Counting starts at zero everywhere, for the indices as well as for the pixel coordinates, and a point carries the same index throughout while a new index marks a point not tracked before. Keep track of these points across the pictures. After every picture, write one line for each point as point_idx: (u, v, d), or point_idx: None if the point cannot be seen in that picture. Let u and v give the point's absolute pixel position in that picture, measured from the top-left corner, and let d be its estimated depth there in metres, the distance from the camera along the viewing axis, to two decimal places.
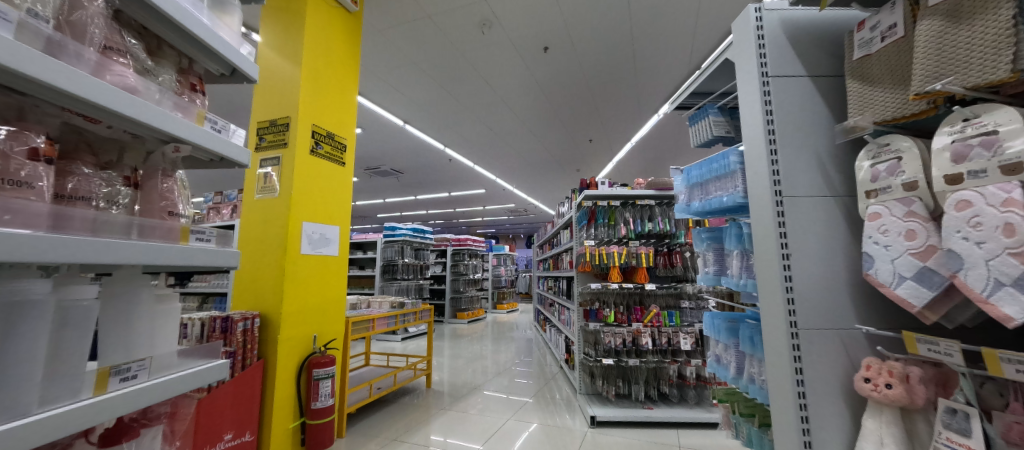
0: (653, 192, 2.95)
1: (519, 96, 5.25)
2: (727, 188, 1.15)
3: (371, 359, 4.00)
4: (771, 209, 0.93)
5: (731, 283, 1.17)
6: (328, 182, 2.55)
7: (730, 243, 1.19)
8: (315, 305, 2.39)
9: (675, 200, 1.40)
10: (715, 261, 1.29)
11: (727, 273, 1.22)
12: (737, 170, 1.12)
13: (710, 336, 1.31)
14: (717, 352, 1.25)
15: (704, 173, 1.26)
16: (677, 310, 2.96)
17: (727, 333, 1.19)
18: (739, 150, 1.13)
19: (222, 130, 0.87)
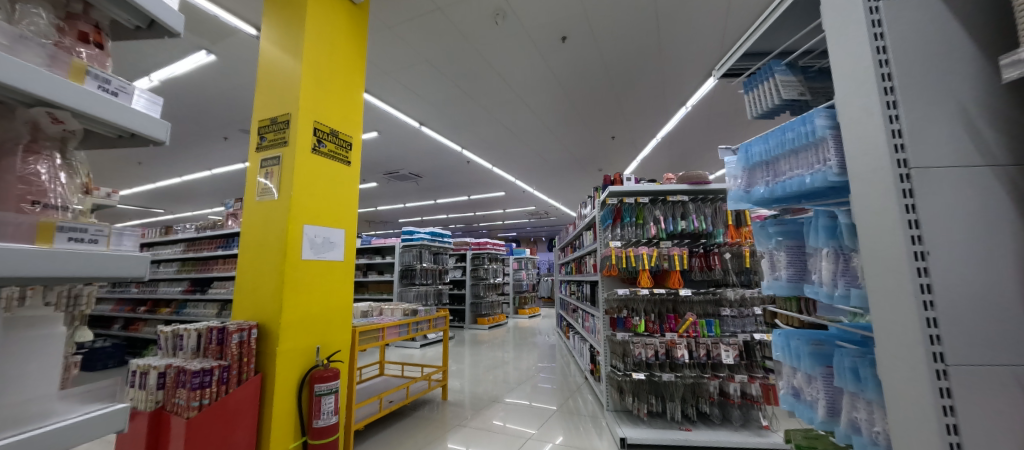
0: (685, 187, 2.66)
1: (536, 92, 5.02)
2: (812, 165, 0.89)
3: (387, 368, 3.84)
4: (894, 189, 0.70)
5: (819, 294, 0.90)
6: (332, 183, 2.39)
7: (816, 239, 0.93)
8: (318, 314, 2.22)
9: (731, 187, 1.13)
10: (791, 263, 1.01)
11: (812, 280, 0.95)
12: (829, 139, 0.85)
13: (783, 361, 1.04)
14: (796, 382, 0.98)
15: (775, 149, 1.00)
16: (716, 318, 2.61)
17: (812, 360, 0.92)
18: (830, 114, 0.86)
19: (118, 93, 0.72)
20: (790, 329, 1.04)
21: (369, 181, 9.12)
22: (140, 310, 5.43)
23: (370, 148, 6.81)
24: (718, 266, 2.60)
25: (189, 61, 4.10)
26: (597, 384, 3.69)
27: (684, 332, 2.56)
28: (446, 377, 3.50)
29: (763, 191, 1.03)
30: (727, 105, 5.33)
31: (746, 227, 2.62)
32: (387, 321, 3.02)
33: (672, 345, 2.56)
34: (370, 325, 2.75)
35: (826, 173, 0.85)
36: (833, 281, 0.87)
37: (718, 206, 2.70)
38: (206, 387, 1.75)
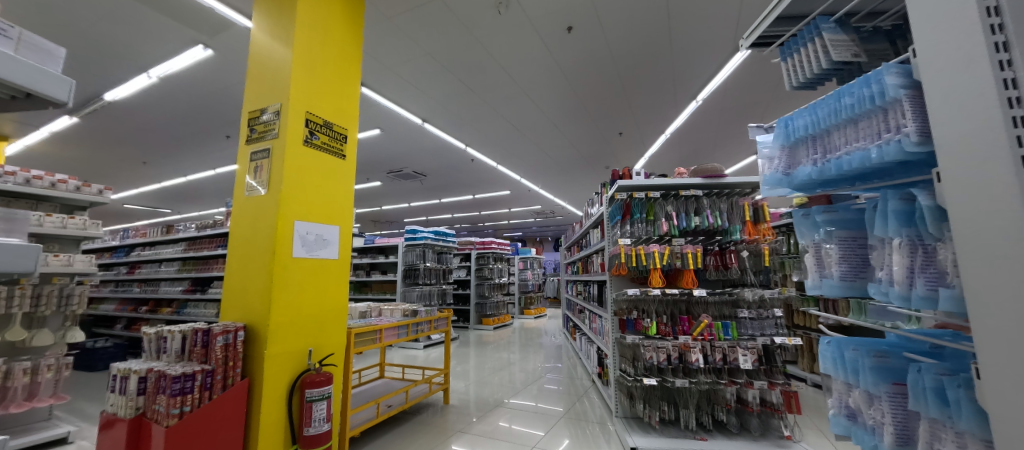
0: (700, 181, 2.53)
1: (541, 86, 4.89)
2: (874, 136, 0.76)
3: (386, 371, 3.72)
4: (1011, 156, 0.56)
5: (886, 294, 0.76)
6: (326, 177, 2.27)
7: (878, 226, 0.79)
8: (310, 315, 2.11)
9: (768, 168, 1.00)
10: (846, 257, 0.86)
11: (875, 277, 0.80)
12: (897, 103, 0.72)
13: (832, 372, 0.89)
14: (850, 399, 0.84)
15: (825, 121, 0.87)
16: (733, 320, 2.44)
17: (875, 377, 0.77)
18: (897, 73, 0.73)
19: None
20: (839, 336, 0.89)
21: (373, 180, 9.05)
22: (141, 310, 5.40)
23: (373, 147, 6.73)
24: (734, 265, 2.44)
25: (188, 57, 4.04)
26: (605, 388, 3.54)
27: (699, 335, 2.40)
28: (448, 380, 3.38)
29: (809, 172, 0.90)
30: (739, 99, 5.16)
31: (765, 224, 2.48)
32: (386, 322, 2.89)
33: (687, 349, 2.40)
34: (367, 326, 2.62)
35: (897, 144, 0.71)
36: (905, 280, 0.71)
37: (734, 201, 2.55)
38: (187, 393, 1.64)
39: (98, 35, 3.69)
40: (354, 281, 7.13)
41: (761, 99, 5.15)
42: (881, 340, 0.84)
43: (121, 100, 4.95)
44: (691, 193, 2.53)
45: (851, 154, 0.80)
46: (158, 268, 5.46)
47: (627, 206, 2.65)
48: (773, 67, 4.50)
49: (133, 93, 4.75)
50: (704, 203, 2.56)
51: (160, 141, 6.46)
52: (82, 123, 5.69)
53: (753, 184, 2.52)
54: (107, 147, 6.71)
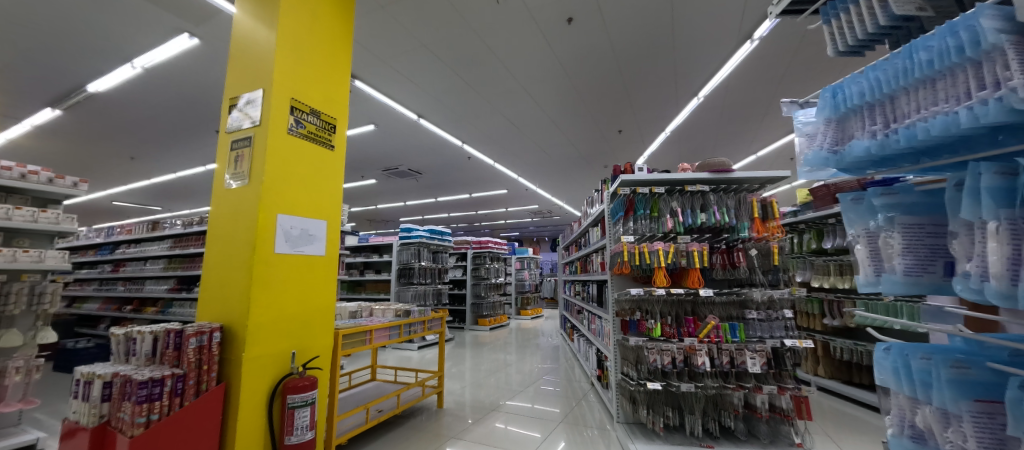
0: (707, 175, 2.42)
1: (539, 81, 4.77)
2: (965, 95, 0.56)
3: (378, 373, 3.59)
4: None
5: (982, 295, 0.56)
6: (312, 168, 2.14)
7: (966, 209, 0.59)
8: (294, 315, 1.97)
9: (808, 149, 0.80)
10: (918, 251, 0.66)
11: (962, 273, 0.61)
12: (998, 48, 0.53)
13: (888, 385, 0.73)
14: (913, 418, 0.68)
15: (889, 84, 0.67)
16: (741, 321, 2.33)
17: (950, 392, 0.61)
18: (996, 12, 0.55)
19: None
20: (899, 341, 0.73)
21: (368, 178, 8.90)
22: (125, 309, 5.22)
23: (368, 143, 6.58)
24: (742, 264, 2.33)
25: (173, 46, 3.88)
26: (605, 391, 3.42)
27: (705, 338, 2.29)
28: (442, 383, 3.24)
29: (866, 147, 0.70)
30: (740, 96, 5.07)
31: (773, 221, 2.36)
32: (377, 322, 2.73)
33: (693, 352, 2.29)
34: (358, 327, 2.47)
35: (998, 103, 0.52)
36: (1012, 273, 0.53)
37: (741, 197, 2.44)
38: (155, 401, 1.51)
39: (78, 22, 3.53)
40: (347, 281, 6.97)
41: (763, 96, 5.07)
42: (953, 347, 0.68)
43: (105, 92, 4.78)
44: (698, 188, 2.42)
45: (928, 121, 0.61)
46: (143, 266, 5.29)
47: (631, 201, 2.53)
48: (776, 63, 4.42)
49: (117, 84, 4.58)
50: (711, 198, 2.44)
51: (148, 136, 6.28)
52: (65, 116, 5.50)
53: (762, 179, 2.42)
54: (92, 142, 6.52)
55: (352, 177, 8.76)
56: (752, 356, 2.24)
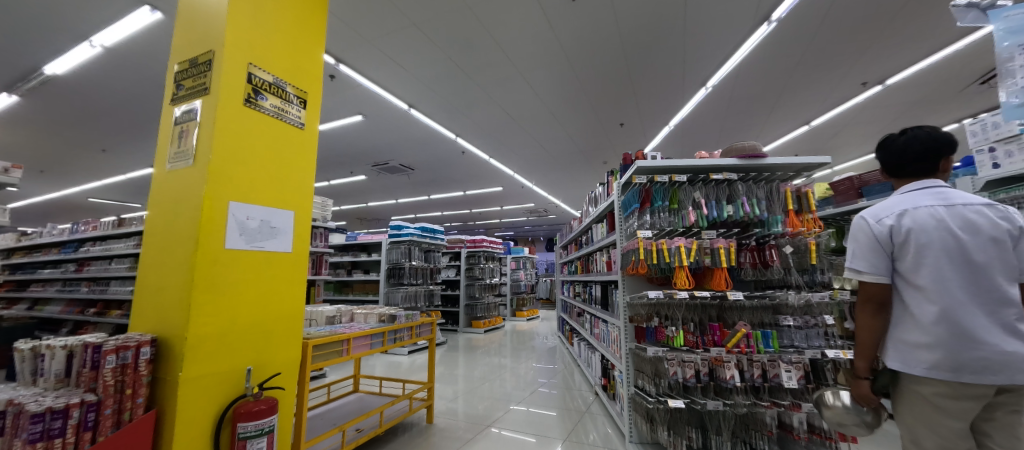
0: (734, 162, 2.12)
1: (540, 68, 4.48)
2: None
3: (361, 384, 3.24)
4: None
5: None
6: (275, 150, 1.80)
7: None
8: (251, 325, 1.63)
9: None
10: None
11: None
12: None
13: None
14: None
15: None
16: (775, 329, 2.03)
17: None
18: None
19: None
20: None
21: (357, 173, 8.51)
22: (88, 312, 4.81)
23: (356, 135, 6.22)
24: (776, 263, 2.03)
25: (136, 22, 3.52)
26: (612, 403, 3.11)
27: (734, 348, 1.98)
28: (432, 395, 2.91)
29: None
30: (750, 86, 4.81)
31: (810, 214, 2.09)
32: (358, 329, 2.38)
33: (720, 363, 1.99)
34: (334, 335, 2.13)
35: None
36: None
37: (773, 187, 2.15)
38: (54, 439, 1.16)
39: None
40: (333, 281, 6.58)
41: (773, 86, 4.82)
42: None
43: (65, 75, 4.37)
44: (724, 176, 2.12)
45: None
46: (108, 265, 4.87)
47: (647, 192, 2.22)
48: (790, 49, 4.16)
49: (77, 66, 4.18)
50: (738, 188, 2.15)
51: (118, 125, 5.84)
52: (24, 103, 5.07)
53: (797, 166, 2.12)
54: (56, 132, 6.05)
55: (340, 172, 8.37)
56: (787, 369, 1.94)
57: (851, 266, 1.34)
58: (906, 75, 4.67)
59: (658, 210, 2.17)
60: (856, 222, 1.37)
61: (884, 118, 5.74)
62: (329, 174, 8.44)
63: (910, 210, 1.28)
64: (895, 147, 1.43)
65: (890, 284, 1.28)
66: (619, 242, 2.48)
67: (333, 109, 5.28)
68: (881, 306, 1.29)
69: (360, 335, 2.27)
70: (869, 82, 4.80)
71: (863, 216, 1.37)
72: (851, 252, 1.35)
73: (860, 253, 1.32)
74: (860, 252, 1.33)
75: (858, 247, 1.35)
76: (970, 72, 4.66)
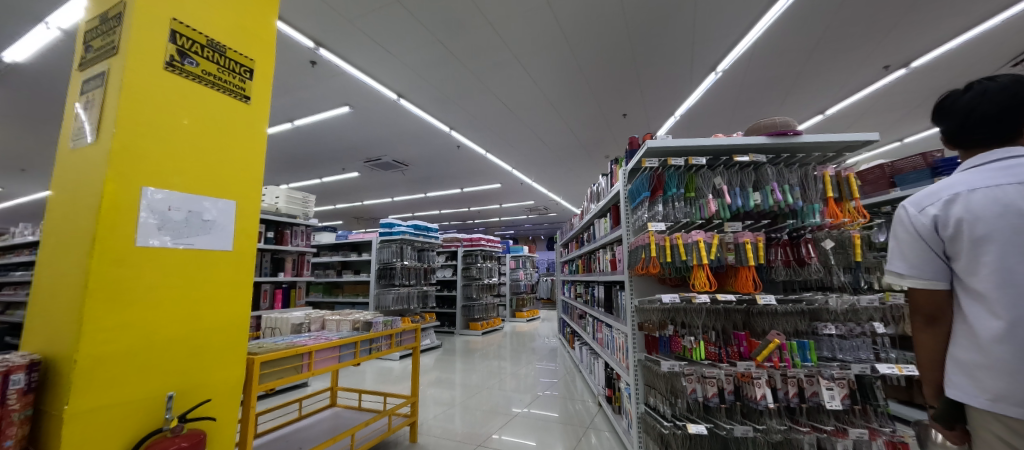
0: (763, 140, 1.77)
1: (537, 52, 4.15)
2: None
3: (339, 398, 2.94)
4: None
5: None
6: (209, 126, 1.48)
7: None
8: (174, 340, 1.32)
9: None
10: None
11: None
12: None
13: None
14: None
15: None
16: (813, 339, 1.71)
17: None
18: None
19: None
20: None
21: (350, 170, 8.21)
22: None
23: (344, 128, 5.90)
24: (814, 261, 1.71)
25: None
26: (618, 418, 2.80)
27: (765, 362, 1.66)
28: (416, 411, 2.61)
29: None
30: (763, 71, 4.48)
31: (852, 203, 1.76)
32: (325, 339, 2.06)
33: (748, 380, 1.68)
34: (292, 348, 1.81)
35: None
36: None
37: (808, 171, 1.81)
38: None
39: None
40: (323, 282, 6.28)
41: (788, 70, 4.49)
42: None
43: (27, 63, 4.08)
44: (751, 157, 1.78)
45: None
46: None
47: (659, 177, 1.89)
48: (809, 28, 3.82)
49: (38, 51, 3.88)
50: (767, 173, 1.81)
51: None
52: None
53: (838, 144, 1.78)
54: (30, 127, 5.76)
55: (331, 169, 8.07)
56: (829, 387, 1.62)
57: (891, 270, 1.13)
58: (933, 57, 4.33)
59: (671, 199, 1.85)
60: (894, 214, 1.15)
61: (905, 106, 5.40)
62: (320, 171, 8.13)
63: (962, 195, 1.03)
64: (958, 109, 1.13)
65: (940, 288, 1.05)
66: (626, 238, 2.17)
67: (318, 99, 4.97)
68: (933, 318, 1.07)
69: (325, 347, 1.94)
70: (891, 66, 4.46)
71: (903, 206, 1.14)
72: (892, 252, 1.14)
73: (899, 253, 1.12)
74: (900, 251, 1.12)
75: (900, 245, 1.12)
76: (1002, 53, 4.31)
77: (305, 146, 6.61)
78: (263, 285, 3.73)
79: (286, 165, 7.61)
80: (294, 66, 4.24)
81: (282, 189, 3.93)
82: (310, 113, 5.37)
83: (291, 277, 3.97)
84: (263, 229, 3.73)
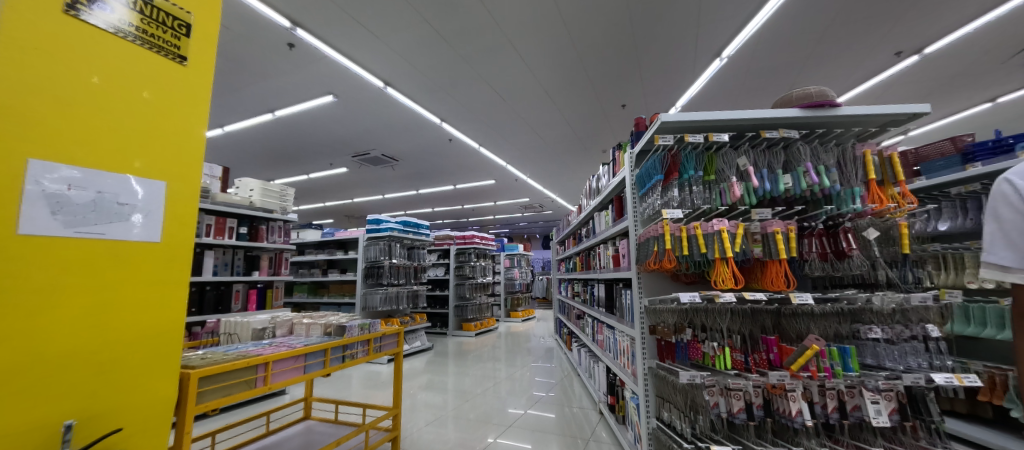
0: (796, 112, 1.52)
1: (532, 35, 3.88)
2: None
3: (313, 411, 2.65)
4: None
5: None
6: (131, 90, 1.07)
7: None
8: (57, 375, 0.91)
9: None
10: None
11: None
12: None
13: None
14: None
15: None
16: (854, 345, 1.47)
17: None
18: None
19: None
20: None
21: (338, 166, 7.89)
22: None
23: (329, 120, 5.60)
24: (855, 253, 1.47)
25: None
26: (622, 429, 2.55)
27: (800, 372, 1.41)
28: (398, 425, 2.34)
29: None
30: (770, 57, 4.26)
31: (897, 186, 1.53)
32: (289, 346, 1.77)
33: (780, 393, 1.43)
34: (245, 358, 1.52)
35: None
36: None
37: (846, 149, 1.57)
38: None
39: None
40: (308, 282, 5.96)
41: (795, 57, 4.27)
42: None
43: None
44: (782, 134, 1.53)
45: None
46: None
47: (674, 159, 1.64)
48: (821, 11, 3.59)
49: None
50: (800, 151, 1.57)
51: None
52: None
53: (880, 118, 1.53)
54: None
55: (318, 164, 7.74)
56: (874, 400, 1.38)
57: (991, 261, 0.87)
58: (946, 43, 4.13)
59: (687, 184, 1.60)
60: (993, 190, 0.90)
61: (913, 95, 5.21)
62: (307, 166, 7.80)
63: None
64: None
65: None
66: (634, 230, 1.93)
67: (299, 87, 4.67)
68: None
69: (287, 356, 1.65)
70: (904, 52, 4.26)
71: (1004, 180, 0.88)
72: (992, 239, 0.88)
73: (1002, 239, 0.86)
74: (1005, 238, 0.86)
75: (1005, 228, 0.86)
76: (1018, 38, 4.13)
77: (288, 139, 6.28)
78: (234, 286, 3.41)
79: (270, 160, 7.27)
80: (270, 49, 3.94)
81: (257, 181, 3.64)
82: (292, 102, 5.06)
83: (267, 277, 3.65)
84: (234, 224, 3.41)
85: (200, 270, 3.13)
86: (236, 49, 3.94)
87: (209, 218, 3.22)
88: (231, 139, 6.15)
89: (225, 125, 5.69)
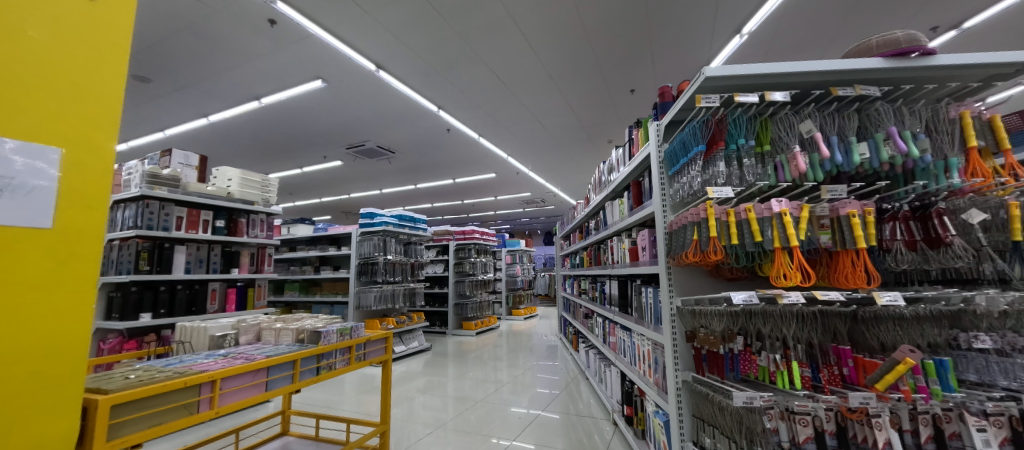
0: (879, 62, 1.20)
1: (537, 10, 3.56)
2: None
3: (292, 426, 2.33)
4: None
5: None
6: (7, 19, 0.71)
7: None
8: None
9: None
10: None
11: None
12: None
13: None
14: None
15: None
16: (951, 356, 1.16)
17: None
18: None
19: None
20: None
21: (332, 159, 7.57)
22: None
23: (320, 107, 5.28)
24: (952, 241, 1.16)
25: None
26: (642, 444, 2.24)
27: (886, 393, 1.10)
28: (387, 444, 2.04)
29: None
30: (794, 33, 3.93)
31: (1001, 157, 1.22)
32: (247, 358, 1.45)
33: (858, 418, 1.12)
34: (181, 376, 1.20)
35: None
36: None
37: (937, 111, 1.25)
38: None
39: None
40: (300, 279, 5.66)
41: (822, 33, 3.94)
42: None
43: None
44: (859, 91, 1.22)
45: None
46: None
47: (719, 125, 1.32)
48: None
49: None
50: (879, 115, 1.25)
51: None
52: None
53: (984, 70, 1.21)
54: None
55: (312, 157, 7.43)
56: (979, 428, 1.06)
57: None
58: (987, 17, 3.80)
59: (736, 156, 1.29)
60: None
61: None
62: (300, 159, 7.49)
63: None
64: None
65: None
66: (664, 216, 1.62)
67: (286, 70, 4.34)
68: None
69: (240, 372, 1.33)
70: (939, 28, 3.92)
71: None
72: None
73: None
74: None
75: None
76: None
77: (278, 129, 5.96)
78: (211, 285, 3.10)
79: (261, 152, 6.95)
80: (251, 26, 3.62)
81: (236, 169, 3.32)
82: (279, 88, 4.74)
83: (249, 274, 3.34)
84: (210, 217, 3.10)
85: (169, 267, 2.82)
86: (213, 26, 3.62)
87: (181, 209, 2.90)
88: (218, 129, 5.84)
89: (210, 114, 5.38)
